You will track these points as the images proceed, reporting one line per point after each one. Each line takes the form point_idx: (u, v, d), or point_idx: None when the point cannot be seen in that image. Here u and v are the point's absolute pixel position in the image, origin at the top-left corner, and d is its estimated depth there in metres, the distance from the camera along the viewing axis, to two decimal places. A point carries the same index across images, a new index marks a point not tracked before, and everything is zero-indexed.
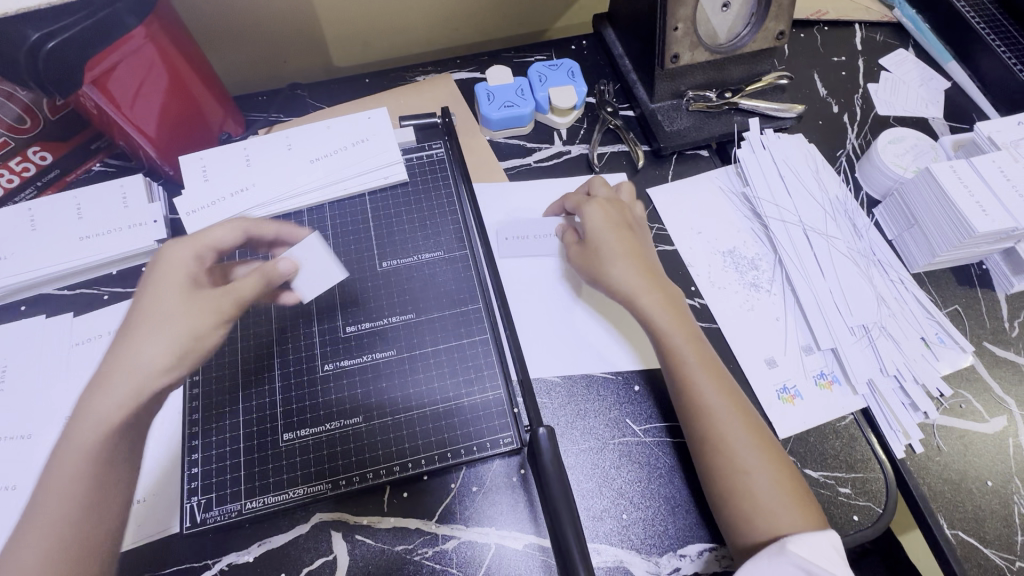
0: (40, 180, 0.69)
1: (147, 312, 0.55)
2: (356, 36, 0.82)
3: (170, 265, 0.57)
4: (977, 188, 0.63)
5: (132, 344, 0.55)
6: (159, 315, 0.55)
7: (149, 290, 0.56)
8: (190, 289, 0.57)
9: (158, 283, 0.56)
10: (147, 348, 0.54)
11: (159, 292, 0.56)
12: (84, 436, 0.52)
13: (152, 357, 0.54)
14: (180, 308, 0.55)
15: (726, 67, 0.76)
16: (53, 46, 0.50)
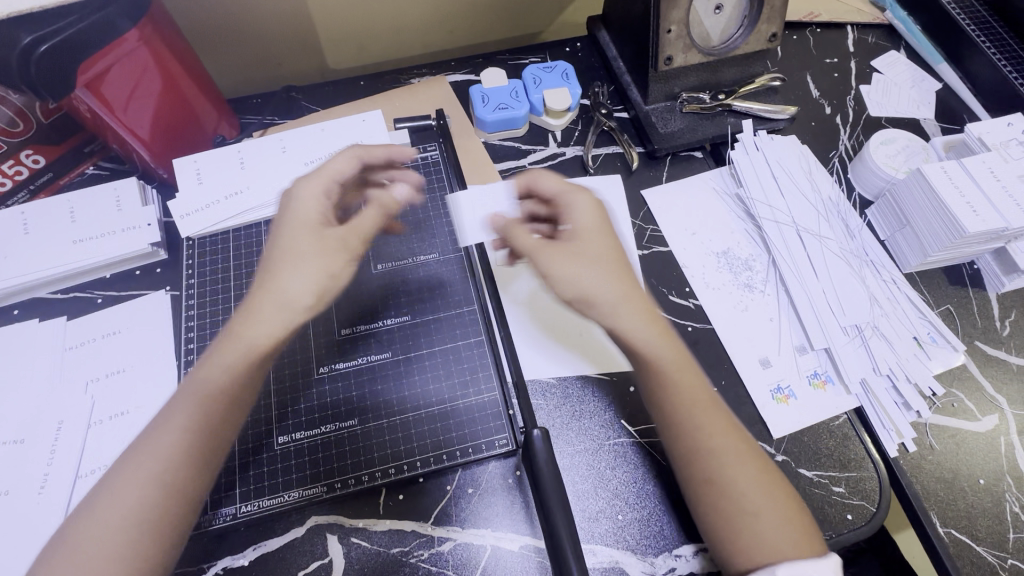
0: (33, 183, 0.68)
1: (284, 254, 0.53)
2: (351, 38, 0.83)
3: (304, 208, 0.55)
4: (967, 188, 0.64)
5: (282, 272, 0.52)
6: (309, 242, 0.53)
7: (294, 230, 0.54)
8: (320, 227, 0.54)
9: (294, 226, 0.54)
10: (307, 273, 0.52)
11: (320, 228, 0.54)
12: (229, 380, 0.50)
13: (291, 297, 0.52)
14: (332, 253, 0.54)
15: (719, 69, 0.76)
16: (46, 50, 0.50)
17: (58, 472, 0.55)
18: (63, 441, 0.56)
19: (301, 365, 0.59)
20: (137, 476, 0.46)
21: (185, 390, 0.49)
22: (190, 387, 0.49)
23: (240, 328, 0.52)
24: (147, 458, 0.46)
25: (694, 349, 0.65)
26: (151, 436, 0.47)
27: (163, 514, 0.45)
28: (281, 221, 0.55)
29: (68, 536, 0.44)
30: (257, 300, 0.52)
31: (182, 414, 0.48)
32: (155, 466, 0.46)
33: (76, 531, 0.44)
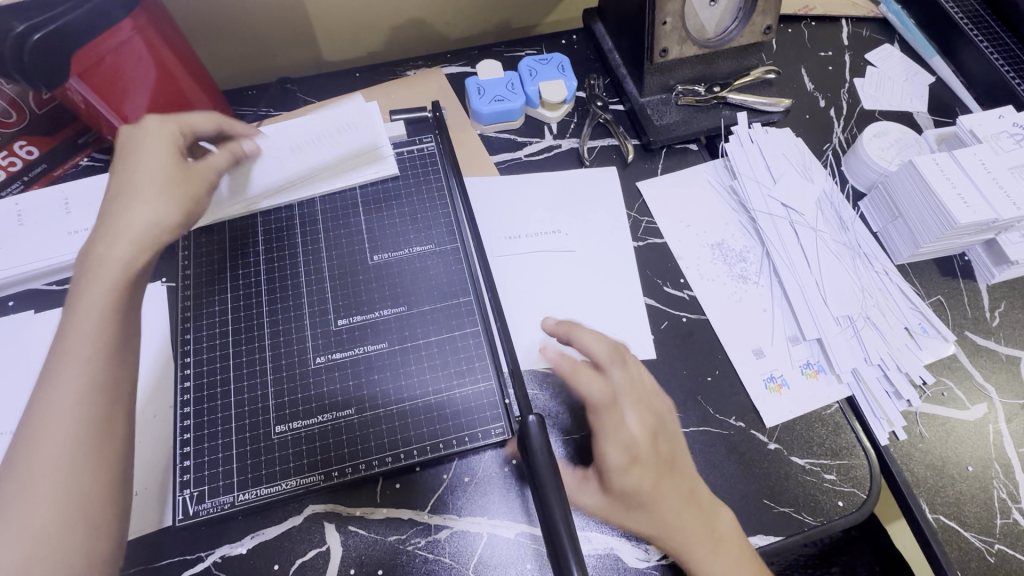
0: (26, 175, 0.68)
1: (128, 182, 0.57)
2: (345, 31, 0.82)
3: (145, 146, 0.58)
4: (958, 180, 0.64)
5: (129, 203, 0.56)
6: (141, 181, 0.57)
7: (122, 172, 0.57)
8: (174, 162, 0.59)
9: (139, 158, 0.58)
10: (154, 208, 0.57)
11: (131, 169, 0.58)
12: (96, 320, 0.51)
13: (154, 222, 0.56)
14: (168, 179, 0.58)
15: (714, 62, 0.77)
16: (40, 38, 0.50)
17: None
18: None
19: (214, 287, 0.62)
20: (45, 424, 0.46)
21: (64, 340, 0.50)
22: (65, 336, 0.51)
23: (99, 261, 0.54)
24: (46, 413, 0.47)
25: (688, 339, 0.65)
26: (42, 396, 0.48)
27: (91, 448, 0.47)
28: (126, 158, 0.58)
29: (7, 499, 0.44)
30: (107, 236, 0.56)
31: (73, 361, 0.49)
32: (59, 414, 0.47)
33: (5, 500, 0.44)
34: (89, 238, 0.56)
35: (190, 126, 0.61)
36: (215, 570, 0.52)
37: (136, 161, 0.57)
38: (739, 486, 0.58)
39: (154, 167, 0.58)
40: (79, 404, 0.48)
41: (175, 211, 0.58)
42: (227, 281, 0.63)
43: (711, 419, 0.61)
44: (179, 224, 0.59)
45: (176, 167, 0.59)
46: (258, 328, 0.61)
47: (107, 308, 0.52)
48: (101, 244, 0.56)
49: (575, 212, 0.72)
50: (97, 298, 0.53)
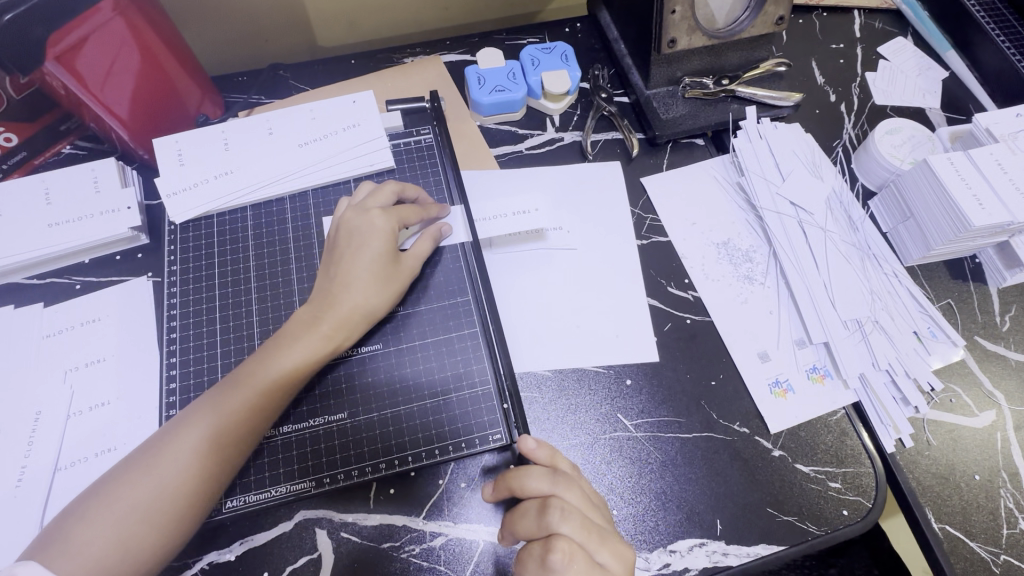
0: (5, 163, 0.64)
1: (348, 268, 0.56)
2: (340, 15, 0.79)
3: (368, 234, 0.57)
4: (973, 181, 0.62)
5: (345, 285, 0.55)
6: (366, 274, 0.56)
7: (345, 258, 0.57)
8: (390, 270, 0.57)
9: (358, 249, 0.57)
10: (359, 300, 0.55)
11: (354, 255, 0.57)
12: (291, 367, 0.52)
13: (353, 307, 0.55)
14: (385, 276, 0.57)
15: (723, 53, 0.74)
16: (11, 19, 0.47)
17: (35, 465, 0.53)
18: (41, 432, 0.54)
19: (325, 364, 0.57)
20: (149, 474, 0.48)
21: (208, 402, 0.51)
22: (218, 395, 0.51)
23: (289, 339, 0.53)
24: (156, 466, 0.48)
25: (692, 342, 0.63)
26: (163, 440, 0.49)
27: (161, 523, 0.47)
28: (349, 242, 0.57)
29: (79, 514, 0.47)
30: (312, 317, 0.54)
31: (191, 431, 0.49)
32: (175, 455, 0.48)
33: (87, 508, 0.47)
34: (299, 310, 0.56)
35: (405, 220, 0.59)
36: None
37: (366, 249, 0.57)
38: (742, 494, 0.56)
39: (377, 260, 0.56)
40: (183, 484, 0.48)
41: (382, 304, 0.56)
42: (216, 282, 0.61)
43: (715, 425, 0.59)
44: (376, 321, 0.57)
45: (389, 259, 0.57)
46: (247, 327, 0.59)
47: (268, 397, 0.51)
48: (300, 318, 0.55)
49: (577, 209, 0.70)
50: (287, 373, 0.52)
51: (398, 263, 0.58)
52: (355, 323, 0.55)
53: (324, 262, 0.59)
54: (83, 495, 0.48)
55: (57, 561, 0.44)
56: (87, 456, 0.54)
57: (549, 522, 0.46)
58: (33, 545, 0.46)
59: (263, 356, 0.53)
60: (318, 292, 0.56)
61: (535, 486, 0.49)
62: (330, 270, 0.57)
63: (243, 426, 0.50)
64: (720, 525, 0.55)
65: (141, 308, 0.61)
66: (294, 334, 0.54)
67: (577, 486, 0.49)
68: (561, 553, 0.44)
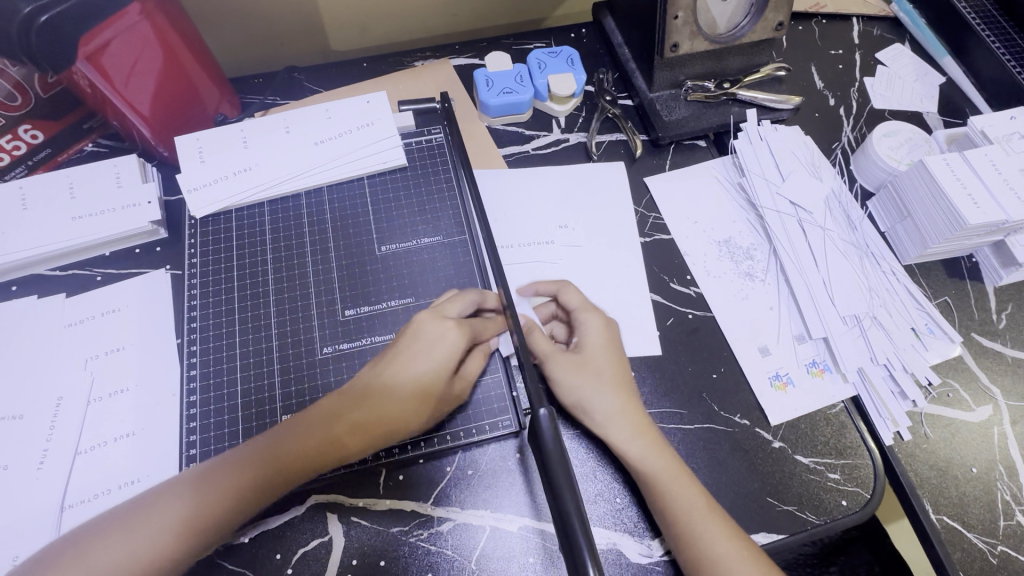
0: (31, 159, 0.67)
1: (404, 361, 0.54)
2: (354, 20, 0.82)
3: (432, 342, 0.55)
4: (969, 181, 0.64)
5: (382, 380, 0.53)
6: (416, 378, 0.53)
7: (401, 357, 0.54)
8: (447, 378, 0.54)
9: (418, 353, 0.54)
10: (401, 410, 0.53)
11: (414, 356, 0.54)
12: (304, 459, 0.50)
13: (393, 421, 0.53)
14: (432, 395, 0.54)
15: (725, 57, 0.76)
16: (47, 20, 0.50)
17: (57, 449, 0.55)
18: (63, 416, 0.56)
19: (306, 351, 0.59)
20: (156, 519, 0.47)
21: (198, 479, 0.49)
22: (212, 480, 0.49)
23: (308, 429, 0.51)
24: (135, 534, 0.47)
25: (694, 336, 0.65)
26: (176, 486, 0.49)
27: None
28: (411, 344, 0.55)
29: (85, 543, 0.47)
30: (348, 408, 0.53)
31: (203, 489, 0.49)
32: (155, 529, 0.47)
33: (93, 539, 0.47)
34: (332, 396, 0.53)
35: (473, 332, 0.56)
36: (217, 558, 0.52)
37: (415, 346, 0.54)
38: (742, 484, 0.58)
39: (429, 372, 0.54)
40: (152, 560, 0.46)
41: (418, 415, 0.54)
42: (234, 274, 0.63)
43: (716, 416, 0.61)
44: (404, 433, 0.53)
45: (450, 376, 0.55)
46: (265, 318, 0.61)
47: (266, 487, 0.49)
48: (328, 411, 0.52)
49: (582, 208, 0.72)
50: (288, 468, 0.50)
51: (454, 370, 0.55)
52: (385, 430, 0.52)
53: (373, 359, 0.56)
54: (98, 524, 0.48)
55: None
56: (106, 441, 0.55)
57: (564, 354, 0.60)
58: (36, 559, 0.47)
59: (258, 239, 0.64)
60: (358, 388, 0.54)
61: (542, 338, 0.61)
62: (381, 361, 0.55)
63: (227, 516, 0.48)
64: None
65: (159, 299, 0.63)
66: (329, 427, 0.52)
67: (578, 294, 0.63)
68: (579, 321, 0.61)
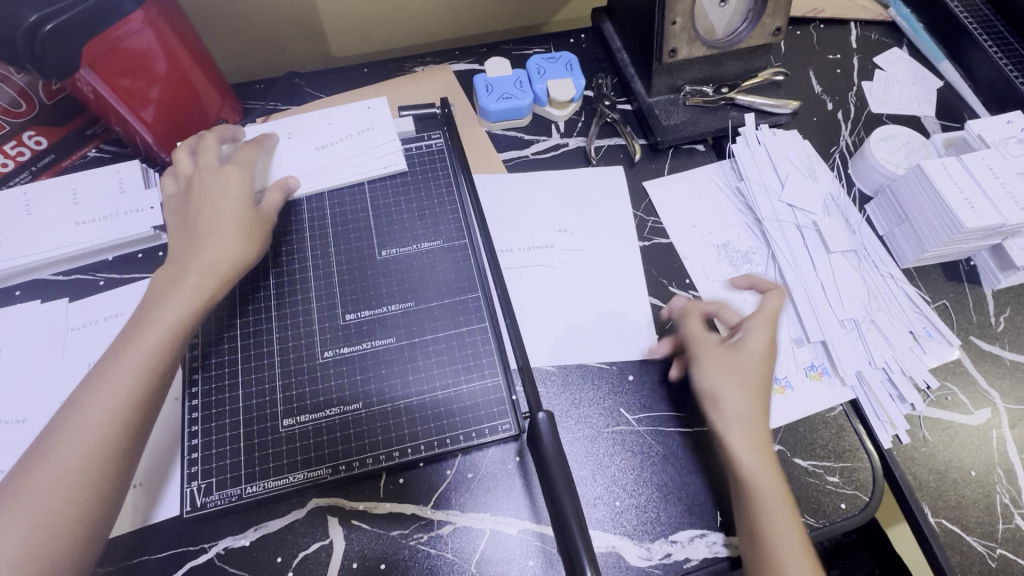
0: (35, 164, 0.68)
1: (209, 222, 0.57)
2: (354, 26, 0.82)
3: (219, 189, 0.59)
4: (966, 185, 0.64)
5: (211, 233, 0.57)
6: (223, 219, 0.58)
7: (201, 211, 0.58)
8: (247, 200, 0.60)
9: (215, 196, 0.59)
10: (223, 248, 0.56)
11: (210, 210, 0.58)
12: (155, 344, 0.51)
13: (216, 258, 0.56)
14: (245, 225, 0.58)
15: (723, 62, 0.77)
16: (52, 28, 0.51)
17: None
18: None
19: (306, 355, 0.59)
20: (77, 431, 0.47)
21: (106, 370, 0.50)
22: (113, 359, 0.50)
23: (162, 296, 0.54)
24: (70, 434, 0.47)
25: None
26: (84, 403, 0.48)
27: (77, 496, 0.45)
28: (203, 195, 0.59)
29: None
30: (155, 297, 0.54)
31: (90, 393, 0.49)
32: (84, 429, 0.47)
33: (9, 490, 0.45)
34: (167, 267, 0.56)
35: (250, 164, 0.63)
36: (218, 561, 0.52)
37: (215, 204, 0.58)
38: None
39: (235, 204, 0.59)
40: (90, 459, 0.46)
41: (246, 246, 0.58)
42: None
43: None
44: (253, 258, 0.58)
45: (249, 214, 0.59)
46: (266, 321, 0.61)
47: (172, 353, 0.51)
48: (162, 281, 0.55)
49: (581, 212, 0.72)
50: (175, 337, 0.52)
51: (253, 200, 0.61)
52: (224, 271, 0.56)
53: (173, 215, 0.60)
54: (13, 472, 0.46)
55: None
56: None
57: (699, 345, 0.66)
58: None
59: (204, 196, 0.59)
60: (180, 250, 0.57)
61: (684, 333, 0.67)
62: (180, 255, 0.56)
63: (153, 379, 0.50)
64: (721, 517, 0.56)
65: None
66: (190, 259, 0.55)
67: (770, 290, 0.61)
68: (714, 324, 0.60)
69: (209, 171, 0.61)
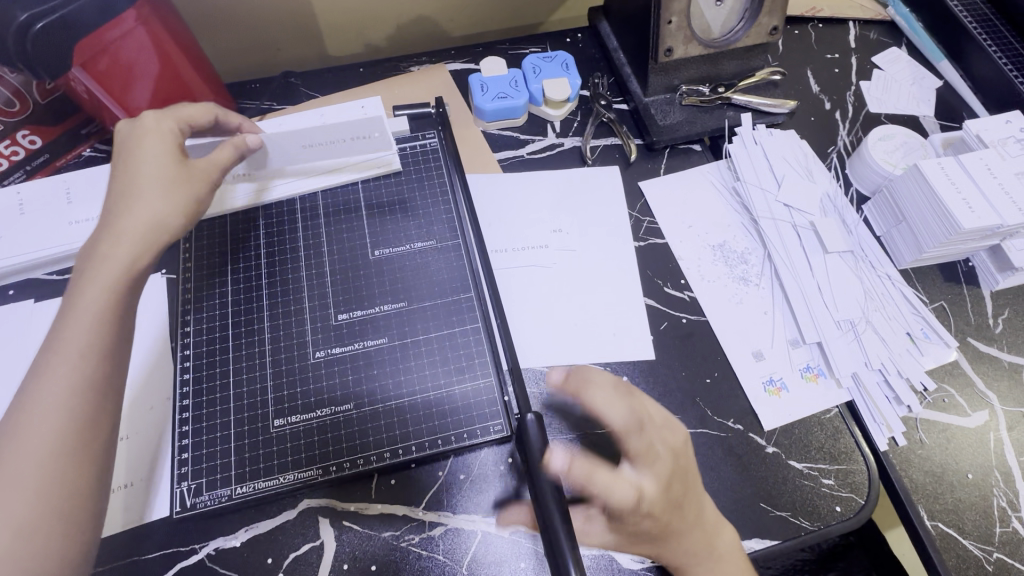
0: (29, 164, 0.68)
1: (129, 184, 0.54)
2: (350, 26, 0.82)
3: (149, 146, 0.56)
4: (963, 184, 0.64)
5: (137, 193, 0.54)
6: (149, 179, 0.54)
7: (128, 166, 0.55)
8: (179, 157, 0.56)
9: (140, 157, 0.55)
10: (154, 202, 0.54)
11: (136, 161, 0.55)
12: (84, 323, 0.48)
13: (144, 219, 0.53)
14: (174, 179, 0.55)
15: (720, 62, 0.76)
16: (42, 27, 0.50)
17: None
18: None
19: (298, 355, 0.59)
20: (37, 411, 0.45)
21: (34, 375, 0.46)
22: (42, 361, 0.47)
23: (88, 275, 0.51)
24: (28, 431, 0.44)
25: (687, 340, 0.65)
26: (30, 394, 0.45)
27: (61, 501, 0.44)
28: (129, 153, 0.56)
29: None
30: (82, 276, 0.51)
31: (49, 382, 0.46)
32: (42, 423, 0.44)
33: None
34: (94, 237, 0.53)
35: (189, 121, 0.59)
36: (209, 562, 0.52)
37: (136, 158, 0.55)
38: (735, 490, 0.57)
39: (160, 160, 0.55)
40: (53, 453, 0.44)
41: (182, 215, 0.55)
42: (227, 278, 0.63)
43: (709, 421, 0.61)
44: (185, 225, 0.56)
45: (178, 163, 0.56)
46: (259, 321, 0.61)
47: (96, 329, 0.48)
48: (90, 251, 0.53)
49: (576, 212, 0.72)
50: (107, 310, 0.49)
51: (183, 155, 0.57)
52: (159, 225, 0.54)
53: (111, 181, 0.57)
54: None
55: None
56: None
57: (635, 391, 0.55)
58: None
59: (130, 152, 0.56)
60: (107, 216, 0.54)
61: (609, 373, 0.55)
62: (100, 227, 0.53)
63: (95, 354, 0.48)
64: None
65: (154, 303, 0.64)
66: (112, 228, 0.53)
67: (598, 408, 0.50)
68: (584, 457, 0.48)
69: (136, 130, 0.56)
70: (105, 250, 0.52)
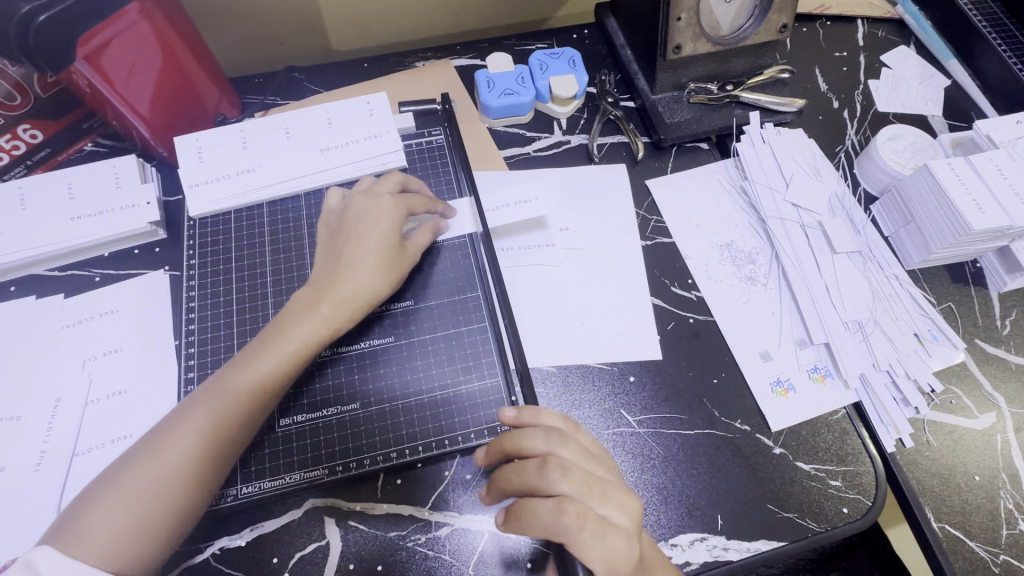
0: (30, 158, 0.67)
1: (352, 255, 0.57)
2: (355, 21, 0.82)
3: (373, 219, 0.58)
4: (973, 185, 0.63)
5: (342, 265, 0.57)
6: (365, 256, 0.57)
7: (353, 239, 0.58)
8: (394, 245, 0.58)
9: (365, 230, 0.58)
10: (361, 279, 0.56)
11: (361, 236, 0.58)
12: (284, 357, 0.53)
13: (353, 291, 0.56)
14: (385, 260, 0.57)
15: (728, 59, 0.76)
16: (45, 19, 0.50)
17: (54, 450, 0.54)
18: (62, 417, 0.56)
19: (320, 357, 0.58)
20: (180, 440, 0.48)
21: (209, 393, 0.51)
22: (210, 392, 0.51)
23: (292, 320, 0.54)
24: (170, 442, 0.48)
25: (694, 341, 0.65)
26: (172, 422, 0.50)
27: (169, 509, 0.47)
28: (355, 227, 0.58)
29: (100, 493, 0.47)
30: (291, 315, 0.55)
31: (202, 406, 0.50)
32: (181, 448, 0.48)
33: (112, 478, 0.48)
34: (303, 292, 0.57)
35: (412, 207, 0.61)
36: (214, 561, 0.52)
37: (368, 232, 0.58)
38: (743, 491, 0.57)
39: (382, 240, 0.58)
40: (183, 471, 0.48)
41: (381, 288, 0.57)
42: (232, 275, 0.63)
43: (716, 421, 0.60)
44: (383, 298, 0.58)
45: (392, 244, 0.58)
46: (263, 319, 0.61)
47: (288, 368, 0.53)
48: (301, 301, 0.56)
49: (583, 211, 0.71)
50: (263, 377, 0.51)
51: (399, 241, 0.59)
52: (357, 300, 0.56)
53: (325, 244, 0.60)
54: (95, 481, 0.48)
55: (71, 546, 0.44)
56: (104, 442, 0.55)
57: (553, 446, 0.49)
58: (54, 526, 0.46)
59: (358, 225, 0.58)
60: (322, 274, 0.57)
61: (526, 443, 0.49)
62: (317, 282, 0.57)
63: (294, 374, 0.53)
64: (721, 519, 0.56)
65: (158, 300, 0.63)
66: (329, 289, 0.56)
67: (571, 443, 0.49)
68: (556, 467, 0.46)
69: (372, 197, 0.60)
70: (306, 305, 0.55)
